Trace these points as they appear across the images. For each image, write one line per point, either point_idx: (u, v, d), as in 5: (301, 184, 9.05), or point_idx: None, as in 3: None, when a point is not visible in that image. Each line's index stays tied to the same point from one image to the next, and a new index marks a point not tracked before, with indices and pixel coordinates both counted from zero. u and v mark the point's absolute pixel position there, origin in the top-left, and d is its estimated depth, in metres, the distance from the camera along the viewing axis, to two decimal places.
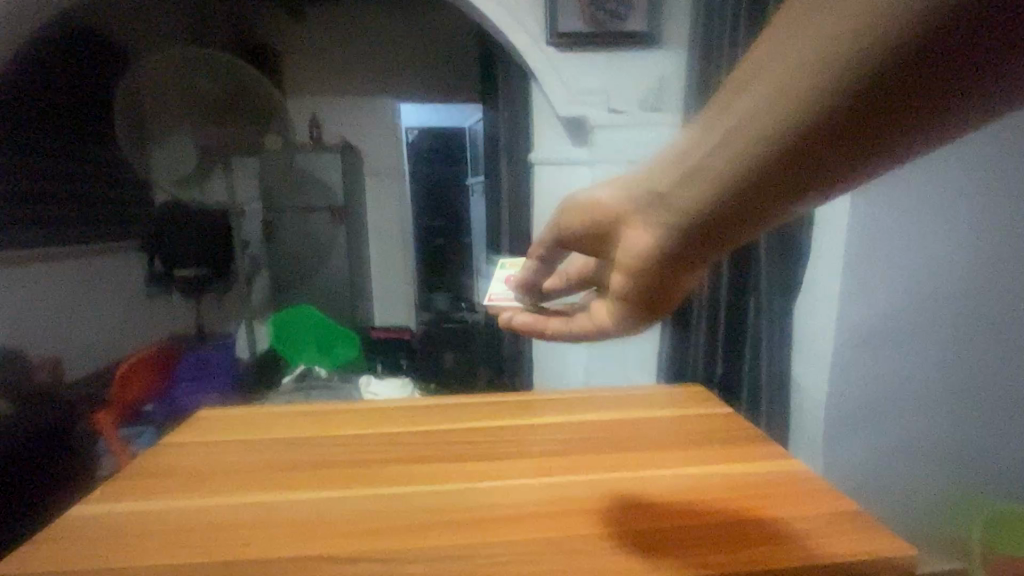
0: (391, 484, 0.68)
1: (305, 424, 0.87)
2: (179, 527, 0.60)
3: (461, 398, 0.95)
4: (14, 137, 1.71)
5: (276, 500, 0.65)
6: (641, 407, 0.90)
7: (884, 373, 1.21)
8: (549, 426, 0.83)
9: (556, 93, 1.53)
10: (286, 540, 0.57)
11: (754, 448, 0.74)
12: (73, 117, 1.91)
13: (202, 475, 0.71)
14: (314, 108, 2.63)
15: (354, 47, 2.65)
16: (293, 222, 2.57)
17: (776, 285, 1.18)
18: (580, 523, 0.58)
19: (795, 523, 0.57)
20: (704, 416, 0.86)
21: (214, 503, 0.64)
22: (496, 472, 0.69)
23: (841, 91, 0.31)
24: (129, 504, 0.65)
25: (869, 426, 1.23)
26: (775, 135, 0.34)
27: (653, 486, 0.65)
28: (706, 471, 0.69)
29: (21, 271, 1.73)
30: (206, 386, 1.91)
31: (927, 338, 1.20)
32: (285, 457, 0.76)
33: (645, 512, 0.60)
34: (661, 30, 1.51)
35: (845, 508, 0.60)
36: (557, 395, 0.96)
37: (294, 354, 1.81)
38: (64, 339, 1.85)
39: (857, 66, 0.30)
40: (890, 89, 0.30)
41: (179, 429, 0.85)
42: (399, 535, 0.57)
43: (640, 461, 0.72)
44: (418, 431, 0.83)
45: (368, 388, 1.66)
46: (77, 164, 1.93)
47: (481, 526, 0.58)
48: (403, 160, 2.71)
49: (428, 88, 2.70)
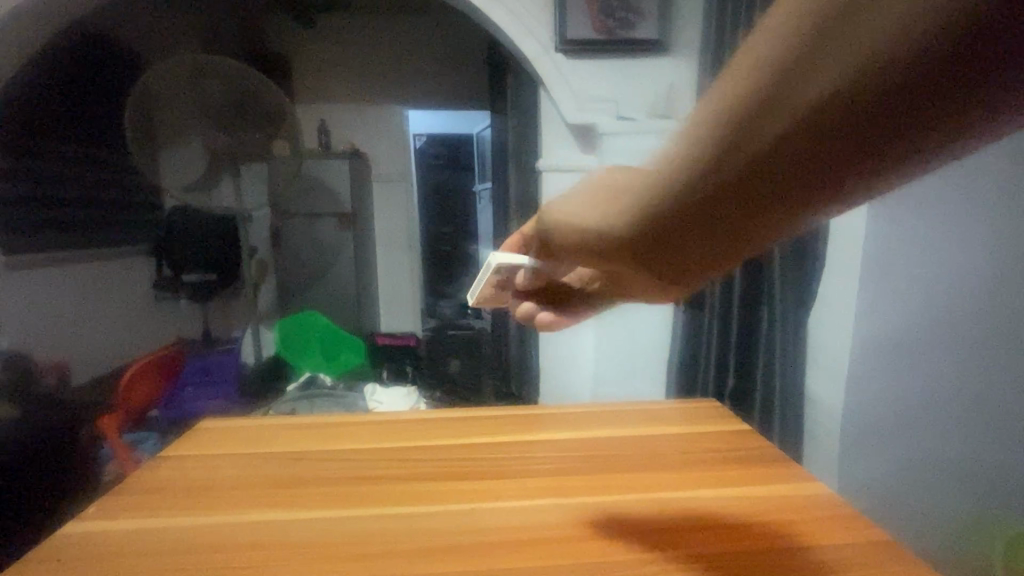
0: (397, 503, 0.66)
1: (310, 437, 0.85)
2: (181, 546, 0.58)
3: (468, 411, 0.94)
4: (26, 142, 1.72)
5: (278, 519, 0.63)
6: (653, 423, 0.88)
7: (907, 385, 1.13)
8: (558, 443, 0.81)
9: (566, 101, 1.51)
10: (290, 562, 0.55)
11: (773, 470, 0.72)
12: (84, 122, 1.92)
13: (203, 491, 0.70)
14: (323, 114, 2.64)
15: (362, 53, 2.63)
16: (301, 228, 2.53)
17: (792, 297, 1.13)
18: (594, 549, 0.56)
19: (819, 554, 0.55)
20: (718, 433, 0.84)
21: (215, 521, 0.63)
22: (502, 492, 0.68)
23: (780, 132, 0.25)
24: (128, 521, 0.63)
25: (891, 443, 1.16)
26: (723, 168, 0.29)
27: (667, 509, 0.64)
28: (723, 494, 0.66)
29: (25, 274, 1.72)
30: (211, 392, 1.89)
31: (959, 350, 1.07)
32: (289, 471, 0.75)
33: (660, 537, 0.58)
34: (673, 37, 1.50)
35: (876, 538, 0.57)
36: (566, 409, 0.94)
37: (301, 360, 1.80)
38: (69, 344, 1.85)
39: (800, 103, 0.24)
40: (841, 133, 0.24)
41: (180, 442, 0.83)
42: (406, 558, 0.56)
43: (653, 481, 0.70)
44: (423, 446, 0.81)
45: (373, 396, 1.65)
46: (82, 168, 1.93)
47: (488, 550, 0.57)
48: (411, 167, 2.73)
49: (436, 94, 2.70)
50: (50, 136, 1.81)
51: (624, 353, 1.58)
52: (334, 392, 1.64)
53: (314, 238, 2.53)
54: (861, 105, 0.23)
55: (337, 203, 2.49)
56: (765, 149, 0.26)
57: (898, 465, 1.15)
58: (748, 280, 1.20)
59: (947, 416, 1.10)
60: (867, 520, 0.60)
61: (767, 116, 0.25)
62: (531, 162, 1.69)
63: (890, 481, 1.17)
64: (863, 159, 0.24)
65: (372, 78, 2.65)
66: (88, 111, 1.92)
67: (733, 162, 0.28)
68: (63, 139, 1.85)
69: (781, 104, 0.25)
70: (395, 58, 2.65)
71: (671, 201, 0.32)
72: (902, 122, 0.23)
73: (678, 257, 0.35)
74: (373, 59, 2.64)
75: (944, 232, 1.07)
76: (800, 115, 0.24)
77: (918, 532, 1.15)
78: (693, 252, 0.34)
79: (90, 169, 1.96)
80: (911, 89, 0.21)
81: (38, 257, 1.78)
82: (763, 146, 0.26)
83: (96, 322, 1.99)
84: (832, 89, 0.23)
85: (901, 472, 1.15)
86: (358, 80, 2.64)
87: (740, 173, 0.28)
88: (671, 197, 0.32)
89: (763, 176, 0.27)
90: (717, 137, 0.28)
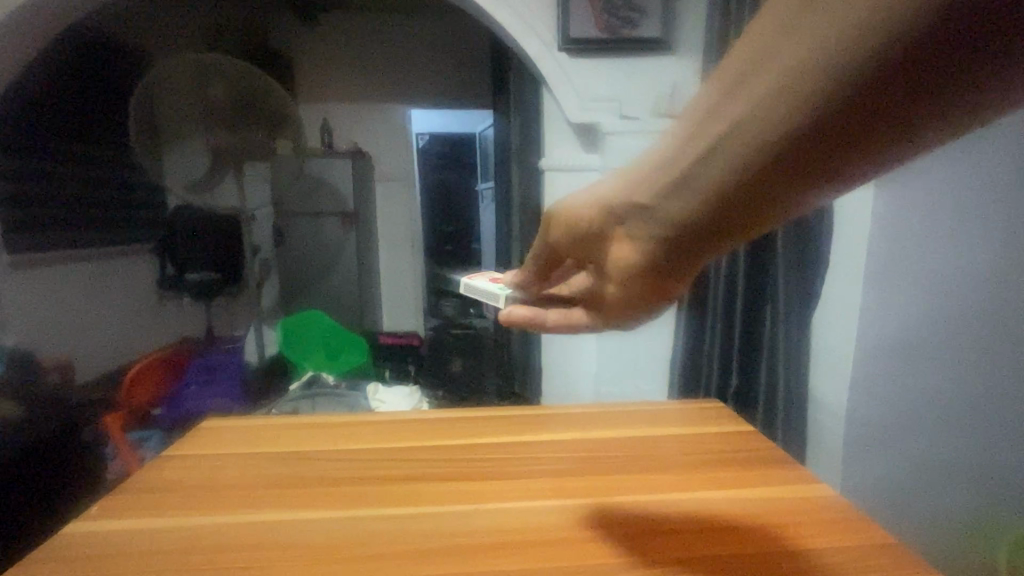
0: (399, 503, 0.66)
1: (313, 438, 0.85)
2: (182, 547, 0.58)
3: (470, 412, 0.93)
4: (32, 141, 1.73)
5: (281, 519, 0.63)
6: (656, 424, 0.88)
7: (913, 384, 1.11)
8: (561, 444, 0.81)
9: (568, 100, 1.51)
10: (292, 562, 0.56)
11: (777, 471, 0.72)
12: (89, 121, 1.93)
13: (207, 489, 0.70)
14: (325, 112, 2.64)
15: (364, 51, 2.63)
16: (304, 227, 2.53)
17: (796, 294, 1.13)
18: (598, 550, 0.56)
19: (822, 556, 0.55)
20: (721, 434, 0.84)
21: (218, 519, 0.63)
22: (506, 494, 0.67)
23: (813, 108, 0.29)
24: (133, 519, 0.63)
25: (896, 444, 1.14)
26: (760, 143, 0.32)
27: (670, 510, 0.63)
28: (726, 495, 0.66)
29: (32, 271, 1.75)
30: (215, 391, 1.88)
31: (965, 343, 1.09)
32: (292, 472, 0.75)
33: (662, 538, 0.58)
34: (676, 35, 1.49)
35: (881, 540, 0.57)
36: (569, 409, 0.94)
37: (303, 359, 1.80)
38: (74, 341, 1.86)
39: (835, 76, 0.27)
40: (871, 103, 0.27)
41: (183, 441, 0.84)
42: (409, 559, 0.56)
43: (655, 482, 0.70)
44: (426, 447, 0.81)
45: (375, 396, 1.62)
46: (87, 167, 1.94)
47: (492, 552, 0.56)
48: (414, 167, 2.74)
49: (439, 93, 2.69)
50: (55, 134, 1.81)
51: (625, 353, 1.57)
52: (337, 391, 1.64)
53: (315, 237, 2.53)
54: (889, 79, 0.26)
55: (339, 202, 2.49)
56: (801, 123, 0.29)
57: (902, 465, 1.14)
58: (752, 280, 1.20)
59: (952, 408, 1.11)
60: (872, 521, 0.60)
61: (803, 94, 0.29)
62: (534, 162, 1.69)
63: (894, 482, 1.15)
64: (889, 124, 0.28)
65: (375, 77, 2.65)
66: (89, 110, 1.93)
67: (768, 138, 0.31)
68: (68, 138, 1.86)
69: (817, 80, 0.28)
70: (398, 57, 2.65)
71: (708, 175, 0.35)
72: (921, 92, 0.26)
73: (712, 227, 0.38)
74: (375, 58, 2.64)
75: (951, 227, 1.06)
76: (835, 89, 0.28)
77: (918, 531, 1.16)
78: (729, 222, 0.37)
79: (95, 168, 1.97)
80: (933, 62, 0.25)
81: (39, 257, 1.78)
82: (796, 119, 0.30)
83: (98, 320, 2.00)
84: (865, 66, 0.26)
85: (906, 472, 1.14)
86: (361, 79, 2.64)
87: (776, 146, 0.31)
88: (708, 170, 0.35)
89: (798, 150, 0.31)
90: (755, 113, 0.31)
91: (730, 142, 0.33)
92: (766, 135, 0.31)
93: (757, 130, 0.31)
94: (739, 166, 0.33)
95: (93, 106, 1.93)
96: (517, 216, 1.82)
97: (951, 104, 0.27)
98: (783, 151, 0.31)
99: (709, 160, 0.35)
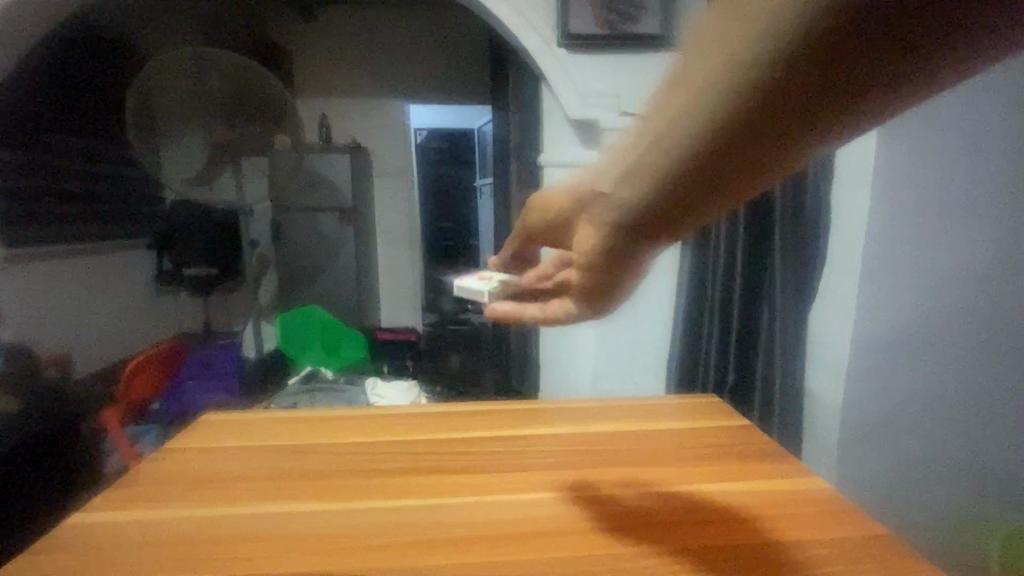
0: (399, 495, 0.67)
1: (312, 432, 0.85)
2: (183, 538, 0.59)
3: (468, 406, 0.94)
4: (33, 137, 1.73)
5: (280, 512, 0.64)
6: (652, 419, 0.88)
7: (908, 379, 1.12)
8: (558, 438, 0.82)
9: (567, 96, 1.51)
10: (292, 552, 0.56)
11: (773, 464, 0.73)
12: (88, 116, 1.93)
13: (206, 482, 0.71)
14: (324, 108, 2.63)
15: (363, 46, 2.62)
16: (302, 223, 2.52)
17: (790, 288, 1.15)
18: (594, 542, 0.57)
19: (817, 546, 0.56)
20: (717, 428, 0.85)
21: (218, 512, 0.64)
22: (504, 486, 0.68)
23: (785, 66, 0.30)
24: (132, 512, 0.64)
25: (890, 438, 1.15)
26: (738, 106, 0.32)
27: (666, 502, 0.64)
28: (722, 488, 0.67)
29: (36, 266, 1.75)
30: (212, 385, 1.90)
31: (965, 338, 1.08)
32: (291, 465, 0.75)
33: (657, 529, 0.59)
34: (676, 31, 1.49)
35: (875, 531, 0.58)
36: (567, 404, 0.94)
37: (303, 355, 1.80)
38: (75, 337, 1.87)
39: (805, 34, 0.28)
40: (841, 61, 0.28)
41: (183, 434, 0.84)
42: (407, 550, 0.56)
43: (652, 475, 0.71)
44: (424, 440, 0.82)
45: (373, 390, 1.65)
46: (87, 162, 1.94)
47: (489, 544, 0.57)
48: (413, 161, 2.75)
49: (438, 88, 2.69)
50: (54, 129, 1.81)
51: (624, 349, 1.59)
52: (335, 386, 1.64)
53: (313, 232, 2.54)
54: (857, 38, 0.27)
55: (337, 199, 2.52)
56: (781, 79, 0.30)
57: (894, 458, 1.16)
58: (750, 278, 1.20)
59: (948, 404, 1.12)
60: (864, 514, 0.60)
61: (778, 52, 0.29)
62: (533, 158, 1.69)
63: (887, 474, 1.17)
64: (860, 80, 0.29)
65: (373, 71, 2.64)
66: (88, 105, 1.92)
67: (747, 99, 0.32)
68: (69, 133, 1.86)
69: (790, 44, 0.29)
70: (397, 51, 2.64)
71: (688, 142, 0.36)
72: (891, 49, 0.27)
73: (699, 189, 0.38)
74: (374, 52, 2.63)
75: (944, 224, 1.06)
76: (808, 45, 0.28)
77: (915, 526, 1.16)
78: (715, 184, 0.38)
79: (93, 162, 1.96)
80: (896, 21, 0.26)
81: (42, 248, 1.77)
82: (772, 78, 0.30)
83: (98, 315, 1.99)
84: (835, 22, 0.27)
85: (898, 464, 1.16)
86: (360, 73, 2.63)
87: (755, 107, 0.32)
88: (690, 137, 0.36)
89: (775, 109, 0.32)
90: (733, 75, 0.31)
91: (707, 106, 0.34)
92: (745, 97, 0.32)
93: (734, 93, 0.32)
94: (721, 127, 0.34)
95: (92, 102, 1.92)
96: (516, 212, 1.82)
97: (923, 60, 0.28)
98: (761, 110, 0.32)
99: (691, 129, 0.35)
